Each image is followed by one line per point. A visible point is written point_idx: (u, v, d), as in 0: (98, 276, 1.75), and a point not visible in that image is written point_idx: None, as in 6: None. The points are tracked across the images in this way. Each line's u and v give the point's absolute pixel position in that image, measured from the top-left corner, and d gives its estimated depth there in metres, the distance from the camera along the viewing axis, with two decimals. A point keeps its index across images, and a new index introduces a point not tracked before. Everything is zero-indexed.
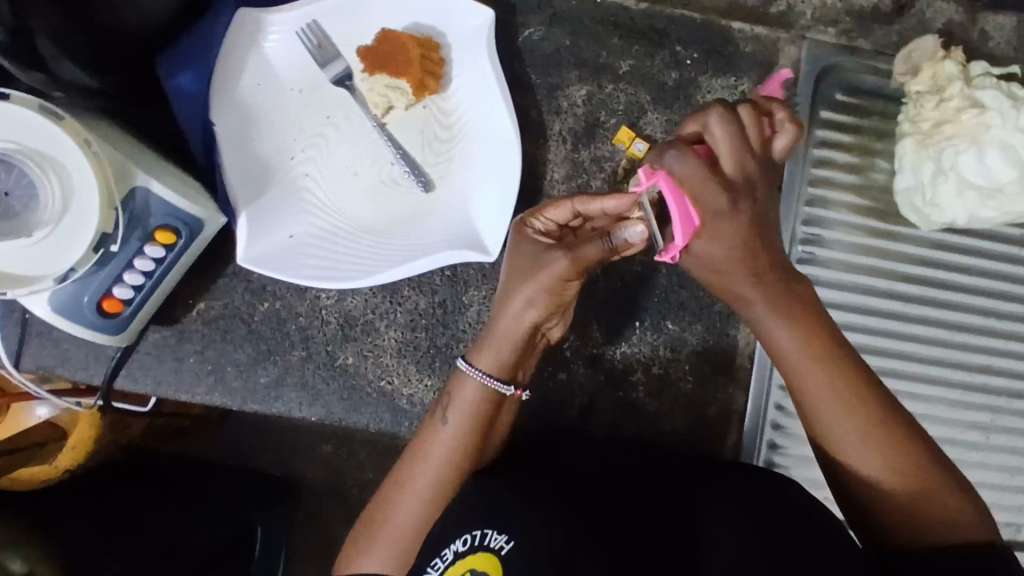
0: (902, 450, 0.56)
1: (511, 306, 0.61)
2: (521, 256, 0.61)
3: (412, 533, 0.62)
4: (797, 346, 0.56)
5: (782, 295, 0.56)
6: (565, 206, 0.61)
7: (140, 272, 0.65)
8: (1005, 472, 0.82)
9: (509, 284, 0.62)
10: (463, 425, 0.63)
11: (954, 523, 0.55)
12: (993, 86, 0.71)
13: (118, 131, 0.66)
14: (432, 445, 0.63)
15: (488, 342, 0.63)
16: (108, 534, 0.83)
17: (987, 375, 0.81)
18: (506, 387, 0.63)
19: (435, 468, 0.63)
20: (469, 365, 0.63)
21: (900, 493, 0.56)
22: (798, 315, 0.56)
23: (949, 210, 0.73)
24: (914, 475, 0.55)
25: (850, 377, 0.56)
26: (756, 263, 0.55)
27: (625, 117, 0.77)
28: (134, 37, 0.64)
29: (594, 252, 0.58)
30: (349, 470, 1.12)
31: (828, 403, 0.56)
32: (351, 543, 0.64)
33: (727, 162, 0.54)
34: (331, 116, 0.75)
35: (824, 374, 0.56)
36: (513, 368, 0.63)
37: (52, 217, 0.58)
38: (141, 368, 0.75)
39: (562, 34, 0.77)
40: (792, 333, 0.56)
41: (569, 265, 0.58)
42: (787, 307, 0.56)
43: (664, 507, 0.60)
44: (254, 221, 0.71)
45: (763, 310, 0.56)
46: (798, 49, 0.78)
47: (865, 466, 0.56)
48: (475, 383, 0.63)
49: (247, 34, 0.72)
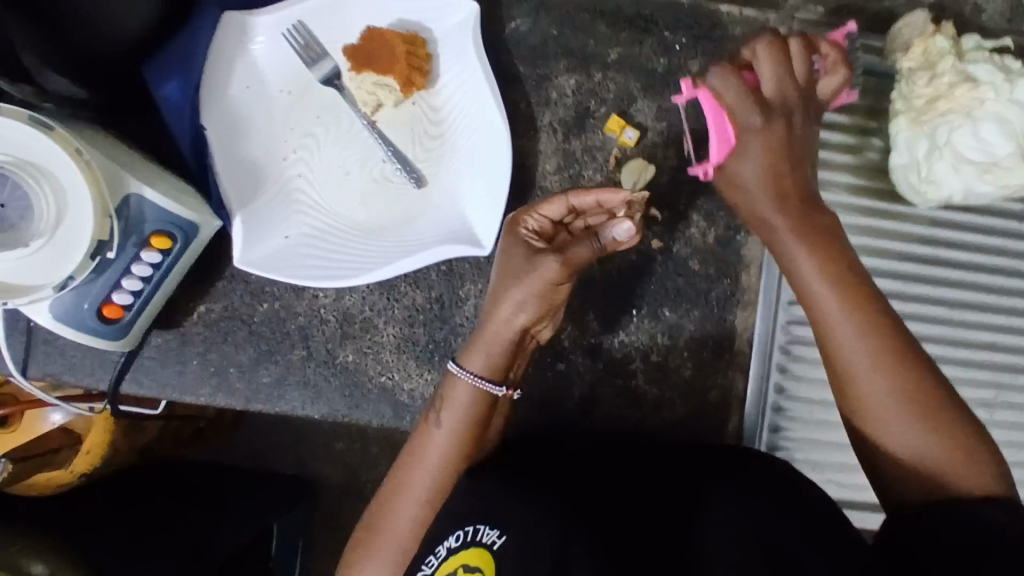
0: (919, 393, 0.56)
1: (501, 308, 0.62)
2: (512, 259, 0.63)
3: (410, 526, 0.63)
4: (820, 277, 0.57)
5: (805, 225, 0.58)
6: (559, 202, 0.64)
7: (138, 278, 0.66)
8: (1012, 449, 0.82)
9: (501, 286, 0.63)
10: (456, 420, 0.64)
11: (959, 472, 0.55)
12: (986, 60, 0.70)
13: (110, 140, 0.66)
14: (426, 445, 0.64)
15: (477, 343, 0.63)
16: (129, 532, 0.84)
17: (989, 351, 0.81)
18: (497, 388, 0.64)
19: (433, 461, 0.64)
20: (459, 367, 0.64)
21: (913, 437, 0.56)
22: (819, 249, 0.57)
23: (945, 185, 0.72)
24: (930, 429, 0.55)
25: (873, 311, 0.57)
26: (782, 185, 0.59)
27: (615, 106, 0.77)
28: (120, 46, 0.64)
29: (584, 252, 0.59)
30: (360, 464, 1.13)
31: (850, 338, 0.56)
32: (352, 544, 0.65)
33: (768, 87, 0.60)
34: (321, 116, 0.75)
35: (845, 306, 0.56)
36: (505, 368, 0.64)
37: (47, 227, 0.59)
38: (145, 372, 0.77)
39: (549, 25, 0.77)
40: (815, 260, 0.57)
41: (559, 267, 0.59)
42: (813, 240, 0.58)
43: (662, 496, 0.61)
44: (249, 224, 0.72)
45: (786, 232, 0.58)
46: (788, 29, 0.77)
47: (883, 407, 0.56)
48: (466, 385, 0.63)
49: (233, 38, 0.73)
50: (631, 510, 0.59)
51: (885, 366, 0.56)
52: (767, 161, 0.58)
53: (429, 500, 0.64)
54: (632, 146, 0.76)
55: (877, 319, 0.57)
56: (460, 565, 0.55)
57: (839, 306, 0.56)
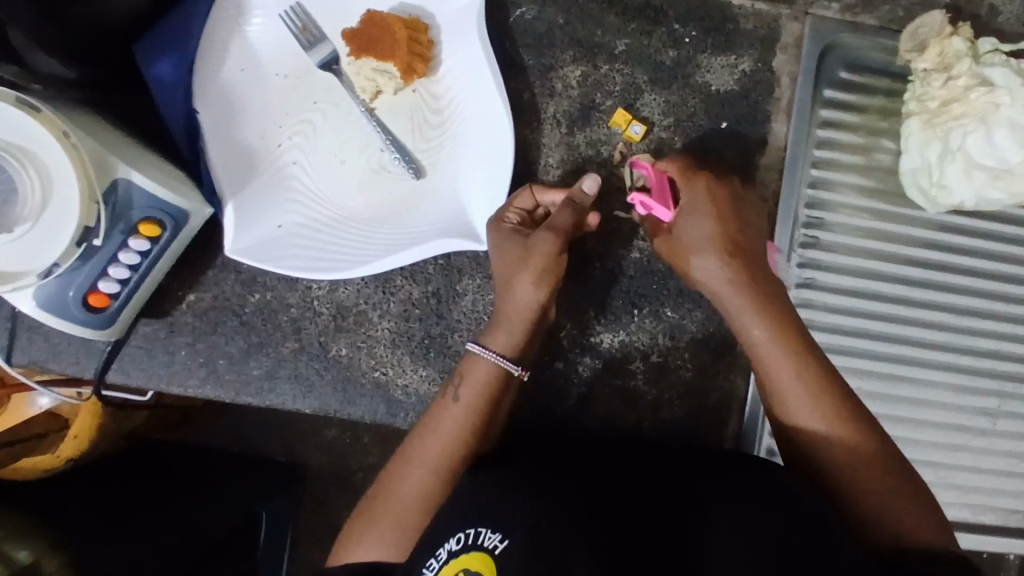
0: (862, 446, 0.59)
1: (518, 288, 0.64)
2: (509, 249, 0.65)
3: (417, 508, 0.62)
4: (774, 347, 0.61)
5: (754, 294, 0.62)
6: (529, 194, 0.68)
7: (126, 266, 0.64)
8: (1012, 458, 0.81)
9: (506, 272, 0.65)
10: (475, 401, 0.64)
11: (898, 516, 0.57)
12: (1002, 64, 0.68)
13: (98, 120, 0.64)
14: (442, 419, 0.64)
15: (499, 324, 0.65)
16: (114, 522, 0.81)
17: (993, 359, 0.80)
18: (515, 366, 0.64)
19: (445, 443, 0.63)
20: (482, 347, 0.65)
21: (870, 497, 0.58)
22: (777, 319, 0.61)
23: (956, 190, 0.71)
24: (873, 478, 0.58)
25: (819, 377, 0.60)
26: (738, 262, 0.63)
27: (621, 99, 0.75)
28: (111, 24, 0.62)
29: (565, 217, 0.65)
30: (352, 455, 1.10)
31: (797, 396, 0.60)
32: (350, 526, 0.64)
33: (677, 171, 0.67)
34: (318, 102, 0.73)
35: (795, 365, 0.60)
36: (524, 348, 0.65)
37: (31, 213, 0.57)
38: (133, 362, 0.75)
39: (555, 13, 0.75)
40: (773, 324, 0.61)
41: (556, 234, 0.64)
42: (764, 308, 0.61)
43: (662, 502, 0.59)
44: (241, 212, 0.70)
45: (742, 310, 0.62)
46: (801, 26, 0.76)
47: (838, 446, 0.59)
48: (489, 364, 0.64)
49: (230, 19, 0.70)
50: (634, 503, 0.57)
51: (822, 420, 0.60)
52: (713, 236, 0.63)
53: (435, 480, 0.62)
54: (638, 141, 0.74)
55: (816, 377, 0.60)
56: (461, 569, 0.51)
57: (790, 370, 0.60)
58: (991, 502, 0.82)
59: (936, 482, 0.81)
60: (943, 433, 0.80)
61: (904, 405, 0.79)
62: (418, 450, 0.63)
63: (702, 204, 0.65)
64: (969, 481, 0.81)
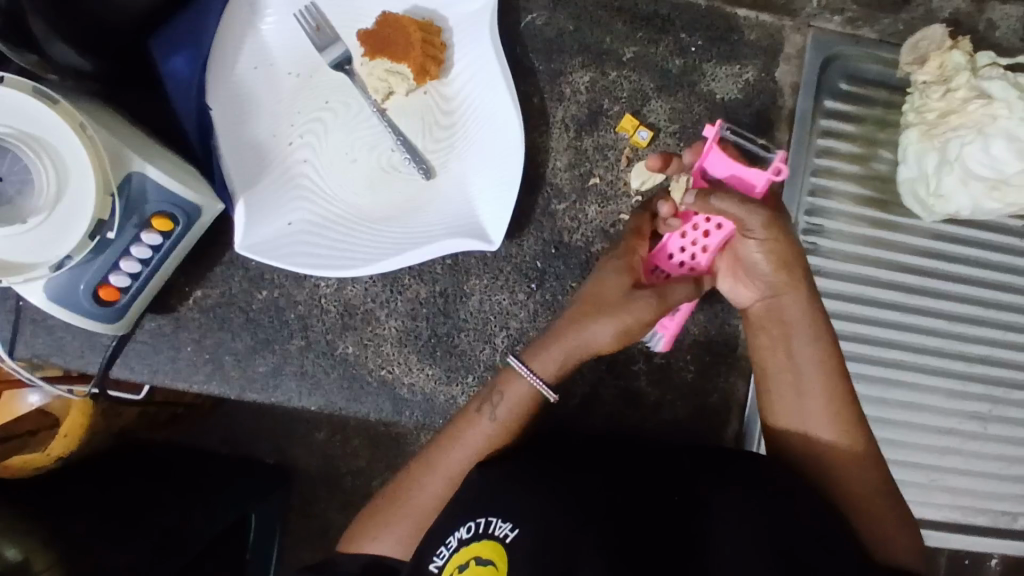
0: (868, 470, 0.62)
1: (595, 326, 0.64)
2: (606, 291, 0.65)
3: (430, 515, 0.63)
4: (811, 359, 0.63)
5: (791, 315, 0.63)
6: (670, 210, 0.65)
7: (137, 260, 0.64)
8: (1002, 461, 0.83)
9: (590, 308, 0.65)
10: (506, 418, 0.64)
11: (885, 530, 0.60)
12: (1001, 77, 0.70)
13: (112, 114, 0.64)
14: (467, 433, 0.64)
15: (552, 348, 0.65)
16: (109, 518, 0.80)
17: (985, 365, 0.82)
18: (552, 392, 0.65)
19: (466, 456, 0.64)
20: (521, 364, 0.65)
21: (863, 512, 0.61)
22: (818, 347, 0.63)
23: (953, 201, 0.73)
24: (871, 497, 0.61)
25: (845, 399, 0.62)
26: (786, 279, 0.63)
27: (628, 105, 0.77)
28: (128, 19, 0.62)
29: (682, 293, 0.64)
30: (341, 458, 1.08)
31: (822, 414, 0.62)
32: (361, 521, 0.65)
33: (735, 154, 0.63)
34: (329, 101, 0.73)
35: (826, 389, 0.62)
36: (560, 376, 0.66)
37: (46, 204, 0.56)
38: (137, 357, 0.75)
39: (565, 19, 0.76)
40: (814, 350, 0.63)
41: (658, 308, 0.63)
42: (809, 324, 0.63)
43: (666, 497, 0.59)
44: (252, 209, 0.70)
45: (783, 321, 0.64)
46: (803, 37, 0.78)
47: (850, 471, 0.62)
48: (526, 385, 0.65)
49: (244, 16, 0.71)
50: (640, 498, 0.58)
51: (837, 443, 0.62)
52: (776, 264, 0.63)
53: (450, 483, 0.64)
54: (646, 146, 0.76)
55: (846, 402, 0.62)
56: (472, 556, 0.53)
57: (819, 382, 0.62)
58: (982, 505, 0.84)
59: (928, 484, 0.83)
60: (936, 436, 0.82)
61: (898, 409, 0.81)
62: (442, 460, 0.64)
63: (773, 244, 0.62)
64: (960, 484, 0.83)
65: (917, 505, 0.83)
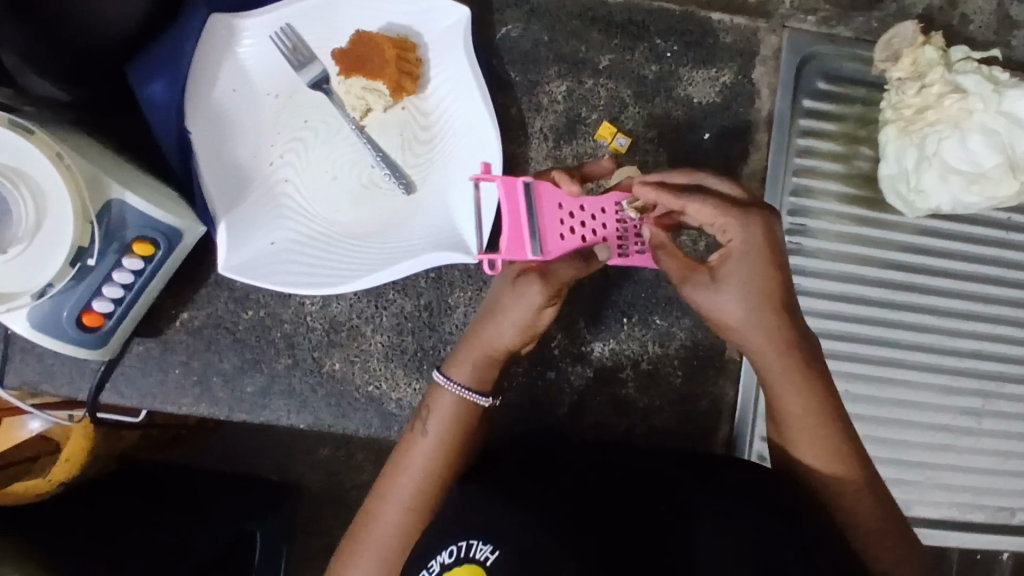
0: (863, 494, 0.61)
1: (498, 323, 0.62)
2: (493, 295, 0.65)
3: (395, 546, 0.62)
4: (796, 398, 0.59)
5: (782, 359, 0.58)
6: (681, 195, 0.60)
7: (119, 285, 0.65)
8: (997, 456, 0.83)
9: (492, 305, 0.64)
10: (445, 434, 0.63)
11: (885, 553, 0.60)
12: (974, 71, 0.71)
13: (90, 142, 0.65)
14: (412, 454, 0.63)
15: (465, 356, 0.64)
16: (106, 541, 0.78)
17: (975, 359, 0.81)
18: (483, 399, 0.64)
19: (419, 478, 0.63)
20: (446, 379, 0.64)
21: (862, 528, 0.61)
22: (806, 385, 0.59)
23: (933, 195, 0.73)
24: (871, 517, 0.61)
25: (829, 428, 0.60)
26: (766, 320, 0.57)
27: (606, 113, 0.77)
28: (105, 47, 0.63)
29: (567, 269, 0.60)
30: (345, 472, 1.06)
31: (813, 448, 0.60)
32: (335, 563, 0.64)
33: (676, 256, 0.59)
34: (309, 120, 0.74)
35: (811, 423, 0.59)
36: (489, 381, 0.64)
37: (25, 234, 0.57)
38: (126, 381, 0.75)
39: (540, 31, 0.77)
40: (798, 388, 0.58)
41: (545, 287, 0.60)
42: (791, 363, 0.58)
43: (650, 505, 0.57)
44: (234, 229, 0.71)
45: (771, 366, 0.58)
46: (779, 38, 0.78)
47: (851, 494, 0.61)
48: (451, 396, 0.64)
49: (221, 40, 0.71)
50: (617, 509, 0.56)
51: (833, 465, 0.60)
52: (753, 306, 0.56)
53: (413, 513, 0.62)
54: (623, 153, 0.76)
55: (832, 433, 0.60)
56: None
57: (807, 420, 0.59)
58: (980, 501, 0.83)
59: (925, 482, 0.82)
60: (932, 433, 0.81)
61: (890, 407, 0.80)
62: (393, 486, 0.63)
63: (751, 291, 0.56)
64: (957, 480, 0.82)
65: (915, 504, 0.82)
